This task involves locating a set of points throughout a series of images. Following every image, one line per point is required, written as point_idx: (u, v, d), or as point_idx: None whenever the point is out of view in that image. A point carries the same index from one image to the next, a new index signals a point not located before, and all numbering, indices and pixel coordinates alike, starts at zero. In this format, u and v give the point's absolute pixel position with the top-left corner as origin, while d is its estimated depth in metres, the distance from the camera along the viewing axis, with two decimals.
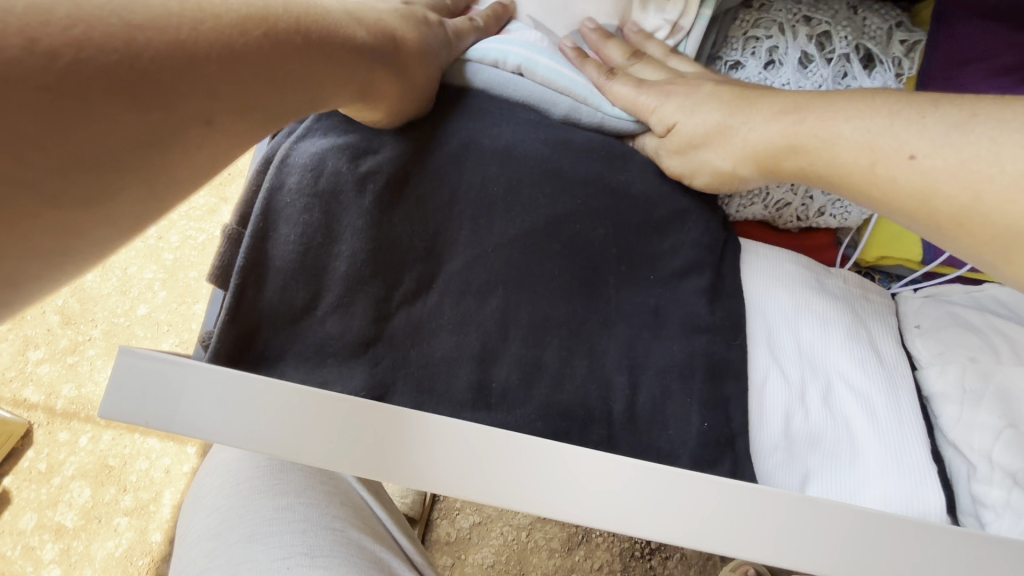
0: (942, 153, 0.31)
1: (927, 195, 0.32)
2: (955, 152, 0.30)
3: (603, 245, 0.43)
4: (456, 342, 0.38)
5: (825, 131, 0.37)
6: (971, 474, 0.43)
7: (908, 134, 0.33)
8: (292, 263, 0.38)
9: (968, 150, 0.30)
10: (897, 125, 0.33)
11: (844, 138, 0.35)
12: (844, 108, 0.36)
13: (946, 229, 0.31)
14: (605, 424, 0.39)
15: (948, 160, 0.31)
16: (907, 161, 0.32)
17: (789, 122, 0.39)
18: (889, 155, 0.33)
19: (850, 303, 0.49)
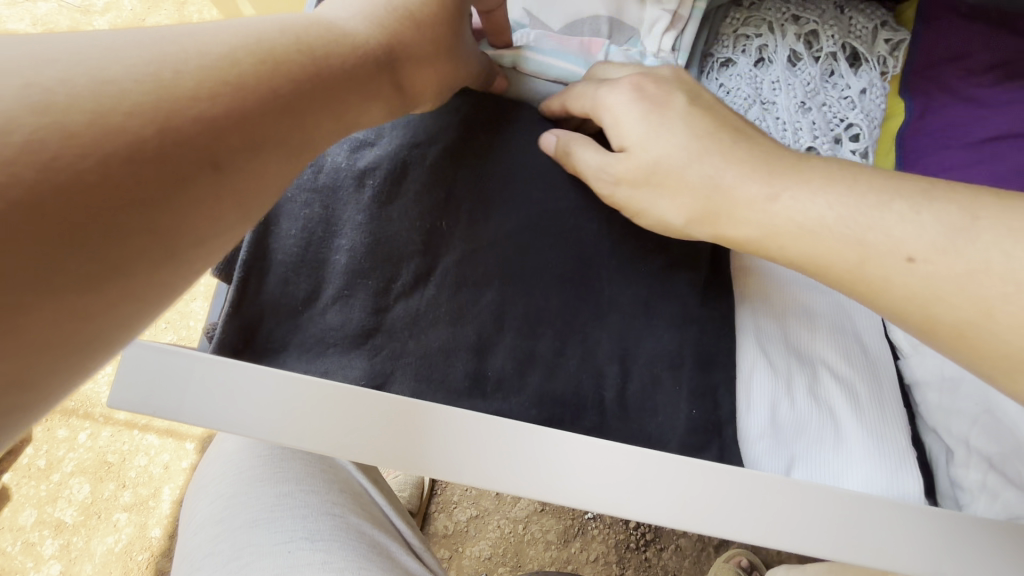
0: (944, 259, 0.31)
1: (929, 301, 0.31)
2: (957, 257, 0.30)
3: (596, 239, 0.44)
4: (452, 333, 0.39)
5: (801, 215, 0.34)
6: (950, 459, 0.45)
7: (900, 233, 0.32)
8: (295, 258, 0.39)
9: (975, 257, 0.30)
10: (886, 219, 0.33)
11: (828, 225, 0.34)
12: (813, 184, 0.35)
13: (945, 340, 0.31)
14: (597, 410, 0.41)
15: (947, 268, 0.30)
16: (905, 263, 0.32)
17: (761, 189, 0.36)
18: (882, 256, 0.32)
19: (835, 294, 0.51)
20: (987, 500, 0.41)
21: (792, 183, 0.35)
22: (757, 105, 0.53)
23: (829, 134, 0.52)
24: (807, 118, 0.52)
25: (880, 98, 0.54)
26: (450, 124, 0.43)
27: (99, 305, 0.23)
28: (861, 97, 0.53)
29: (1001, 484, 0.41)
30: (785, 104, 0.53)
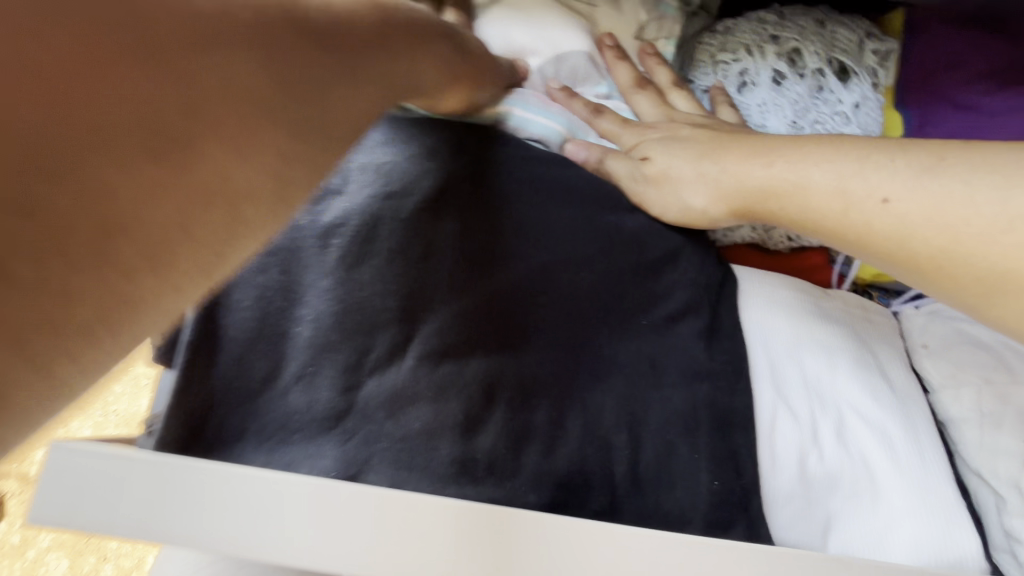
0: (915, 197, 0.31)
1: (904, 235, 0.31)
2: (927, 194, 0.31)
3: (593, 293, 0.41)
4: (435, 411, 0.35)
5: (794, 177, 0.37)
6: (1001, 507, 0.40)
7: (877, 178, 0.33)
8: (252, 331, 0.35)
9: (942, 194, 0.30)
10: (865, 170, 0.34)
11: (815, 183, 0.35)
12: (813, 156, 0.36)
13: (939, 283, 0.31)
14: (606, 489, 0.35)
15: (921, 204, 0.31)
16: (880, 205, 0.32)
17: (859, 195, 0.33)
18: (862, 201, 0.33)
19: (852, 326, 0.47)
20: None
21: (784, 169, 0.37)
22: None
23: None
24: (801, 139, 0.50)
25: (876, 110, 0.52)
26: (425, 174, 0.40)
27: (151, 291, 0.19)
28: (856, 111, 0.51)
29: None
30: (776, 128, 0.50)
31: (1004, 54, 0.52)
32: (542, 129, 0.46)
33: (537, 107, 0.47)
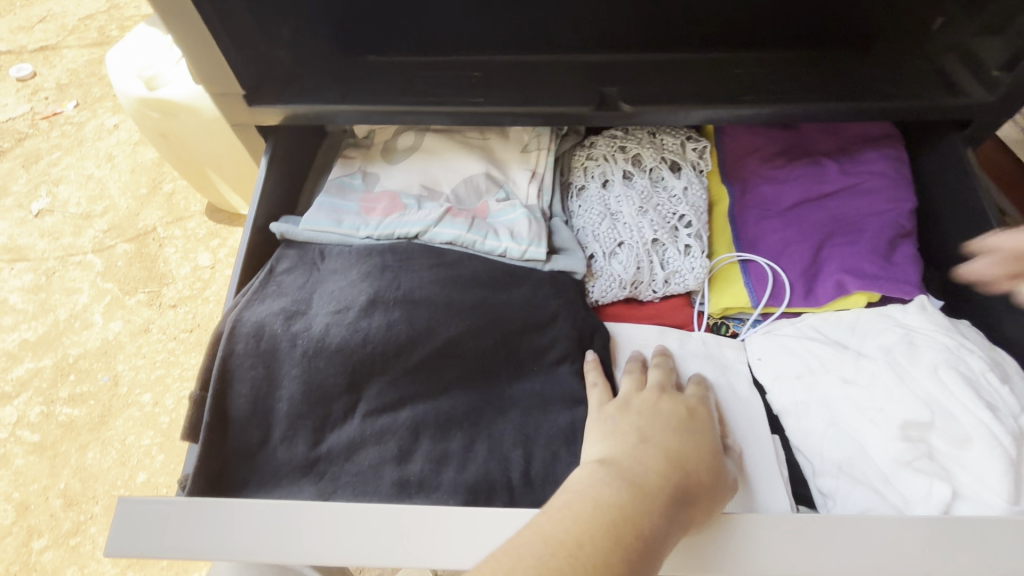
0: None
1: None
2: None
3: (491, 351, 0.55)
4: (380, 449, 0.49)
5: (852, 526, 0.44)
6: (815, 471, 0.53)
7: None
8: (246, 411, 0.49)
9: None
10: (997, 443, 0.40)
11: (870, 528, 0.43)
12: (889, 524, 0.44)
13: None
14: (506, 490, 0.49)
15: None
16: None
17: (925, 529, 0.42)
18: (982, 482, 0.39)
19: (710, 358, 0.62)
20: (844, 501, 0.50)
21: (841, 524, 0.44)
22: (607, 216, 0.68)
23: (667, 226, 0.67)
24: (646, 217, 0.67)
25: (701, 191, 0.70)
26: (361, 287, 0.55)
27: None
28: (686, 193, 0.69)
29: (850, 485, 0.51)
30: (628, 211, 0.68)
31: (783, 137, 0.72)
32: (454, 234, 0.62)
33: (448, 220, 0.63)
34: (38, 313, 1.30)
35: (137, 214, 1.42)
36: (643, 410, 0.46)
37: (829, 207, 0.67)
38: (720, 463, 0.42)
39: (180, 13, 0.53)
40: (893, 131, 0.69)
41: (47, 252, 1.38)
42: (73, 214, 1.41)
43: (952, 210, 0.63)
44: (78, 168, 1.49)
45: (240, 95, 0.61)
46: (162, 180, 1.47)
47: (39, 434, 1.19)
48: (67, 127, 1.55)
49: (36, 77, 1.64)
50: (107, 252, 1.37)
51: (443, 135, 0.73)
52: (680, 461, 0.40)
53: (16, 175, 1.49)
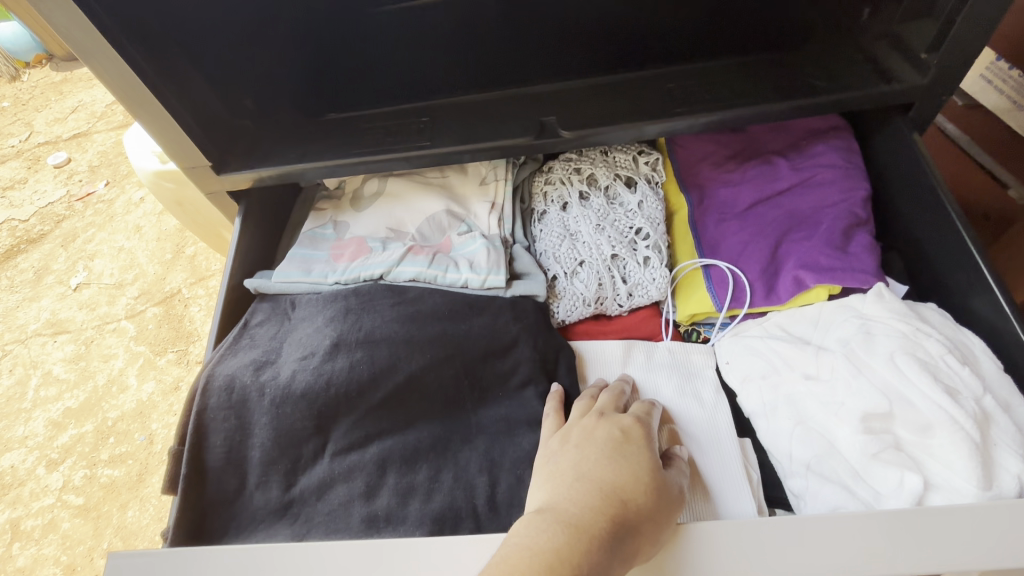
0: None
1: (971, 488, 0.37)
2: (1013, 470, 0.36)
3: (454, 381, 0.57)
4: (348, 487, 0.51)
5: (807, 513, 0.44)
6: (786, 471, 0.53)
7: None
8: (222, 460, 0.51)
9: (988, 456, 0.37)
10: None
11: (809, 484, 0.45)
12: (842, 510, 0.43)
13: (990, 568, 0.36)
14: (472, 517, 0.51)
15: None
16: None
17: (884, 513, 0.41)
18: None
19: (676, 368, 0.62)
20: (814, 501, 0.50)
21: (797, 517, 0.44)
22: (566, 236, 0.70)
23: (624, 240, 0.68)
24: (603, 234, 0.68)
25: (657, 203, 0.71)
26: (324, 333, 0.58)
27: None
28: (640, 206, 0.70)
29: (819, 483, 0.50)
30: (586, 229, 0.69)
31: (732, 142, 0.74)
32: (415, 271, 0.64)
33: (410, 258, 0.66)
34: (78, 381, 1.33)
35: (163, 279, 1.47)
36: (585, 439, 0.49)
37: (784, 204, 0.67)
38: (655, 484, 0.44)
39: (145, 103, 0.60)
40: (840, 124, 0.71)
41: (85, 322, 1.42)
42: (107, 284, 1.47)
43: (911, 191, 0.63)
44: (110, 242, 1.57)
45: (209, 166, 0.67)
46: (184, 244, 1.54)
47: (83, 496, 1.19)
48: (99, 205, 1.65)
49: (70, 163, 1.76)
50: (138, 317, 1.41)
51: (405, 178, 0.76)
52: (614, 491, 0.42)
53: (55, 254, 1.56)
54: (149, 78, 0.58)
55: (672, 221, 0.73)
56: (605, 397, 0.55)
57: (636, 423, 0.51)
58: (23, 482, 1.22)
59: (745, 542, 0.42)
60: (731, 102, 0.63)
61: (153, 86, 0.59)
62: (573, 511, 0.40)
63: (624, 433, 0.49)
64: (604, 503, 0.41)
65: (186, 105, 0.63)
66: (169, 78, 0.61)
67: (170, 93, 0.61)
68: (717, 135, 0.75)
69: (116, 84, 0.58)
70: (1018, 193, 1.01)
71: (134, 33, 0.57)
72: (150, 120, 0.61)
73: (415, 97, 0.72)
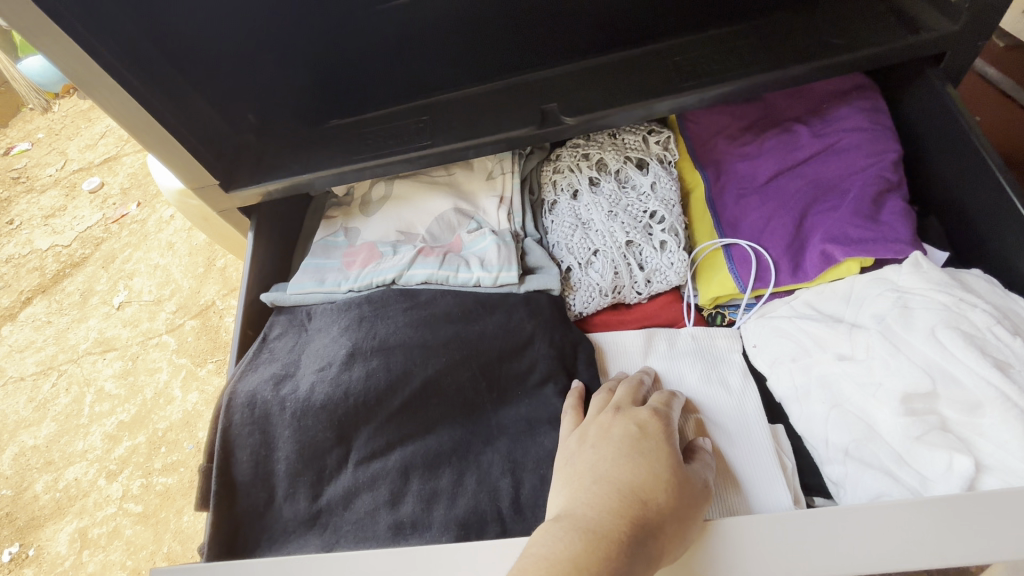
0: None
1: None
2: None
3: (472, 383, 0.56)
4: (373, 495, 0.52)
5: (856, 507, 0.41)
6: (823, 457, 0.50)
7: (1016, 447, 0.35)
8: (249, 475, 0.52)
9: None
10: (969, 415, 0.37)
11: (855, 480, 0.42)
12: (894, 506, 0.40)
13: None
14: (497, 520, 0.50)
15: None
16: None
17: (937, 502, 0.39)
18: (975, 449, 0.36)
19: (700, 354, 0.60)
20: (854, 488, 0.47)
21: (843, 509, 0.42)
22: (578, 225, 0.68)
23: (639, 225, 0.66)
24: (616, 221, 0.66)
25: (671, 183, 0.68)
26: (340, 343, 0.58)
27: None
28: (653, 188, 0.67)
29: (859, 469, 0.47)
30: (598, 216, 0.67)
31: (747, 113, 0.70)
32: (426, 273, 0.64)
33: (420, 261, 0.65)
34: (128, 396, 1.35)
35: (198, 292, 1.49)
36: (602, 437, 0.48)
37: (807, 173, 0.63)
38: (675, 478, 0.44)
39: (149, 129, 0.60)
40: (864, 83, 0.66)
41: (130, 339, 1.45)
42: (146, 301, 1.50)
43: (946, 149, 0.59)
44: (146, 260, 1.59)
45: (217, 184, 0.67)
46: (216, 257, 1.55)
47: (142, 504, 1.22)
48: (133, 225, 1.67)
49: (104, 187, 1.80)
50: (178, 330, 1.44)
51: (410, 180, 0.75)
52: (633, 490, 0.42)
53: (98, 276, 1.59)
54: (151, 106, 0.58)
55: (688, 200, 0.70)
56: (623, 388, 0.54)
57: (653, 415, 0.50)
58: (87, 494, 1.25)
59: (780, 536, 0.41)
60: (743, 70, 0.60)
61: (156, 112, 0.59)
62: (592, 520, 0.40)
63: (640, 427, 0.48)
64: (623, 508, 0.41)
65: (190, 128, 0.64)
66: (170, 103, 0.61)
67: (173, 118, 0.61)
68: (729, 107, 0.71)
69: (119, 114, 0.58)
70: None
71: (131, 61, 0.57)
72: (155, 146, 0.61)
73: (415, 95, 0.70)
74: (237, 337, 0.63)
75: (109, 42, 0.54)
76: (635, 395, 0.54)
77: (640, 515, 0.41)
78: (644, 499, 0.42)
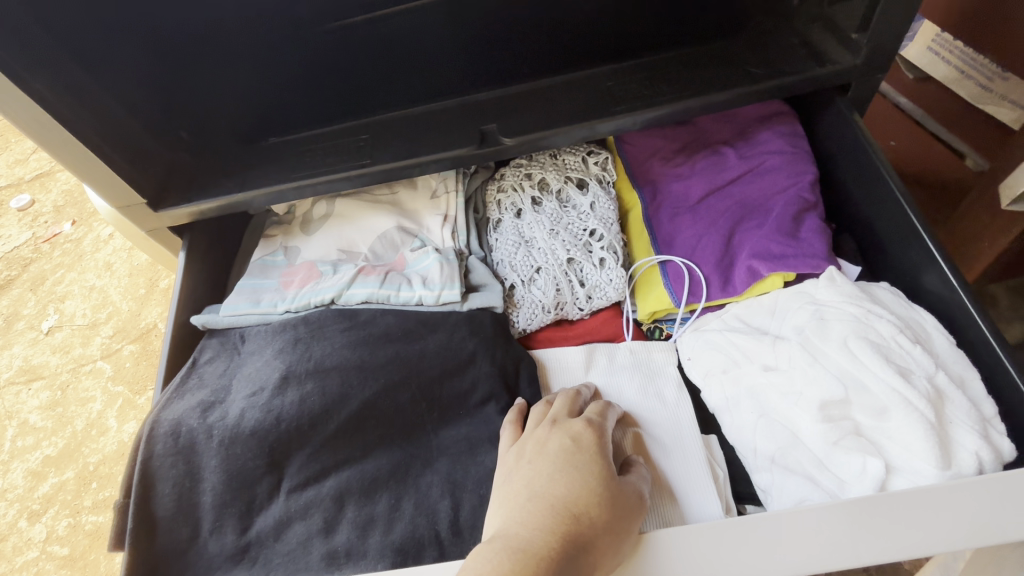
0: None
1: None
2: None
3: (412, 405, 0.56)
4: (306, 525, 0.50)
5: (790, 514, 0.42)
6: (752, 466, 0.52)
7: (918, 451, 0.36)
8: (172, 509, 0.49)
9: None
10: None
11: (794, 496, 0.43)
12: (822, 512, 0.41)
13: None
14: (435, 544, 0.49)
15: None
16: None
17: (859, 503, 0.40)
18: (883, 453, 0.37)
19: (640, 368, 0.62)
20: (780, 494, 0.49)
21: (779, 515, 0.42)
22: (521, 243, 0.69)
23: (579, 243, 0.67)
24: (558, 239, 0.67)
25: (609, 203, 0.70)
26: (272, 367, 0.56)
27: None
28: (593, 208, 0.69)
29: (784, 475, 0.49)
30: (540, 234, 0.68)
31: (680, 137, 0.74)
32: (367, 293, 0.63)
33: (362, 280, 0.64)
34: (56, 428, 1.25)
35: (138, 315, 1.41)
36: (537, 453, 0.48)
37: (734, 193, 0.67)
38: (608, 490, 0.45)
39: (70, 146, 0.57)
40: (785, 111, 0.71)
41: (59, 366, 1.34)
42: (79, 325, 1.40)
43: (857, 173, 0.63)
44: (81, 281, 1.49)
45: (145, 203, 0.65)
46: (158, 278, 1.47)
47: (67, 546, 1.12)
48: (66, 244, 1.58)
49: (35, 204, 1.69)
50: (115, 356, 1.34)
51: (355, 198, 0.74)
52: (563, 504, 0.43)
53: (25, 298, 1.48)
54: (67, 119, 0.56)
55: (627, 219, 0.72)
56: (560, 401, 0.55)
57: (587, 427, 0.51)
58: (5, 537, 1.14)
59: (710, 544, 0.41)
60: (673, 95, 0.63)
61: (75, 131, 0.57)
62: (525, 539, 0.40)
63: (575, 440, 0.48)
64: (556, 524, 0.41)
65: (115, 143, 0.61)
66: (92, 119, 0.59)
67: (93, 133, 0.59)
68: (663, 131, 0.74)
69: (31, 129, 0.55)
70: (972, 160, 1.04)
71: (50, 75, 0.54)
72: (75, 164, 0.59)
73: (355, 114, 0.70)
74: (165, 363, 0.60)
75: (22, 55, 0.52)
76: (572, 407, 0.54)
77: (570, 528, 0.41)
78: (575, 513, 0.42)
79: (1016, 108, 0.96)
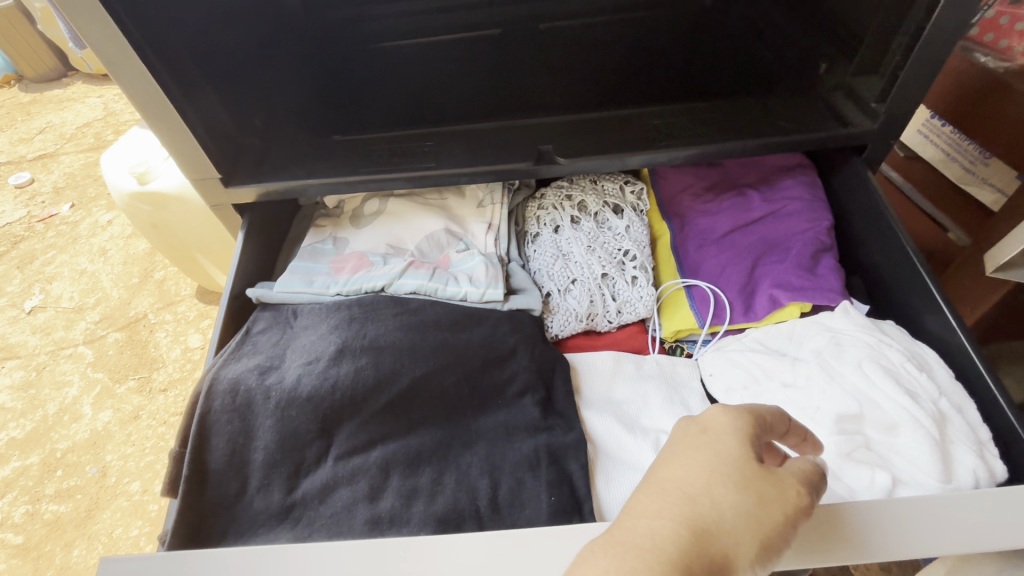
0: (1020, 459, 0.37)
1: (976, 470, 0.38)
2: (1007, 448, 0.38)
3: (457, 389, 0.59)
4: (351, 491, 0.52)
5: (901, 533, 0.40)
6: None
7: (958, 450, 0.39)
8: (224, 463, 0.51)
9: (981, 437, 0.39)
10: None
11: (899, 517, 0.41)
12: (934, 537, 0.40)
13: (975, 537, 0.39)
14: (474, 518, 0.52)
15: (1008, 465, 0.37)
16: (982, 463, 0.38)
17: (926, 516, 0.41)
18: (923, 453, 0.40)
19: (665, 379, 0.66)
20: None
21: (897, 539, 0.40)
22: (559, 255, 0.74)
23: (614, 261, 0.73)
24: (594, 255, 0.73)
25: (643, 228, 0.76)
26: (328, 340, 0.58)
27: None
28: (628, 231, 0.75)
29: None
30: (578, 249, 0.74)
31: (709, 177, 0.81)
32: (417, 284, 0.67)
33: (411, 273, 0.68)
34: (26, 410, 1.22)
35: (128, 303, 1.40)
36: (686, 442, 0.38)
37: (758, 231, 0.74)
38: (777, 503, 0.35)
39: (164, 117, 0.62)
40: (805, 164, 0.79)
41: (37, 348, 1.32)
42: (64, 308, 1.39)
43: (868, 223, 0.71)
44: (71, 264, 1.49)
45: (216, 179, 0.69)
46: (153, 268, 1.47)
47: (23, 535, 1.06)
48: (61, 227, 1.58)
49: (34, 184, 1.71)
50: (98, 342, 1.32)
51: (405, 200, 0.79)
52: (725, 515, 0.34)
53: (11, 276, 1.48)
54: (169, 91, 0.61)
55: (656, 245, 0.79)
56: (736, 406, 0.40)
57: (746, 414, 0.39)
58: None
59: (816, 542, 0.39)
60: (714, 136, 0.70)
61: (174, 103, 0.62)
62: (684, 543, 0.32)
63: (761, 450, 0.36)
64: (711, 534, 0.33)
65: (200, 120, 0.66)
66: (187, 94, 0.63)
67: (186, 108, 0.63)
68: (694, 170, 0.82)
69: (136, 96, 0.60)
70: (956, 235, 1.14)
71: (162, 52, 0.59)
72: (165, 133, 0.64)
73: (411, 123, 0.76)
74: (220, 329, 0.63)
75: (144, 30, 0.57)
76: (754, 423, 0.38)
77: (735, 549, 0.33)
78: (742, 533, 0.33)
79: (995, 191, 1.07)
